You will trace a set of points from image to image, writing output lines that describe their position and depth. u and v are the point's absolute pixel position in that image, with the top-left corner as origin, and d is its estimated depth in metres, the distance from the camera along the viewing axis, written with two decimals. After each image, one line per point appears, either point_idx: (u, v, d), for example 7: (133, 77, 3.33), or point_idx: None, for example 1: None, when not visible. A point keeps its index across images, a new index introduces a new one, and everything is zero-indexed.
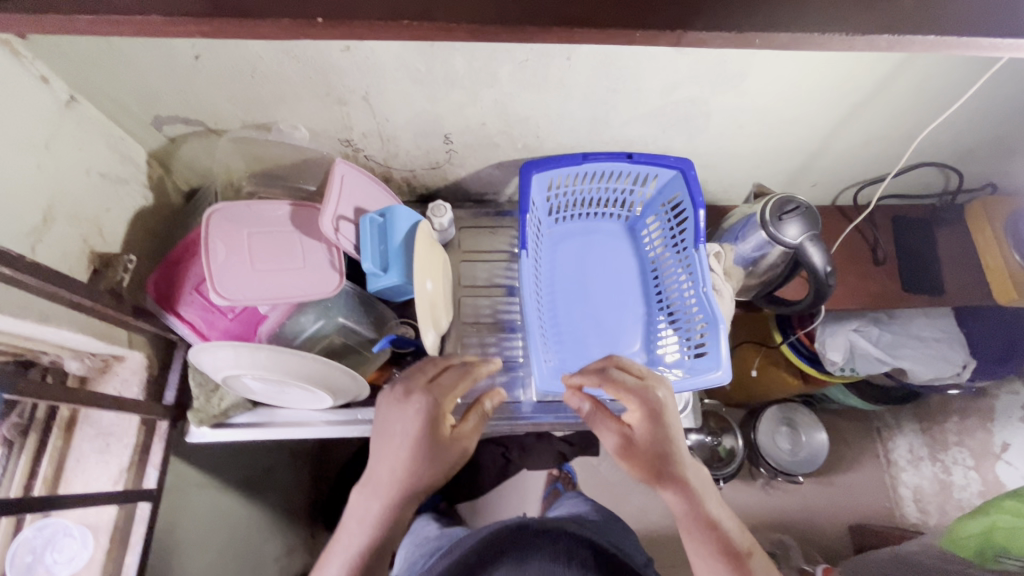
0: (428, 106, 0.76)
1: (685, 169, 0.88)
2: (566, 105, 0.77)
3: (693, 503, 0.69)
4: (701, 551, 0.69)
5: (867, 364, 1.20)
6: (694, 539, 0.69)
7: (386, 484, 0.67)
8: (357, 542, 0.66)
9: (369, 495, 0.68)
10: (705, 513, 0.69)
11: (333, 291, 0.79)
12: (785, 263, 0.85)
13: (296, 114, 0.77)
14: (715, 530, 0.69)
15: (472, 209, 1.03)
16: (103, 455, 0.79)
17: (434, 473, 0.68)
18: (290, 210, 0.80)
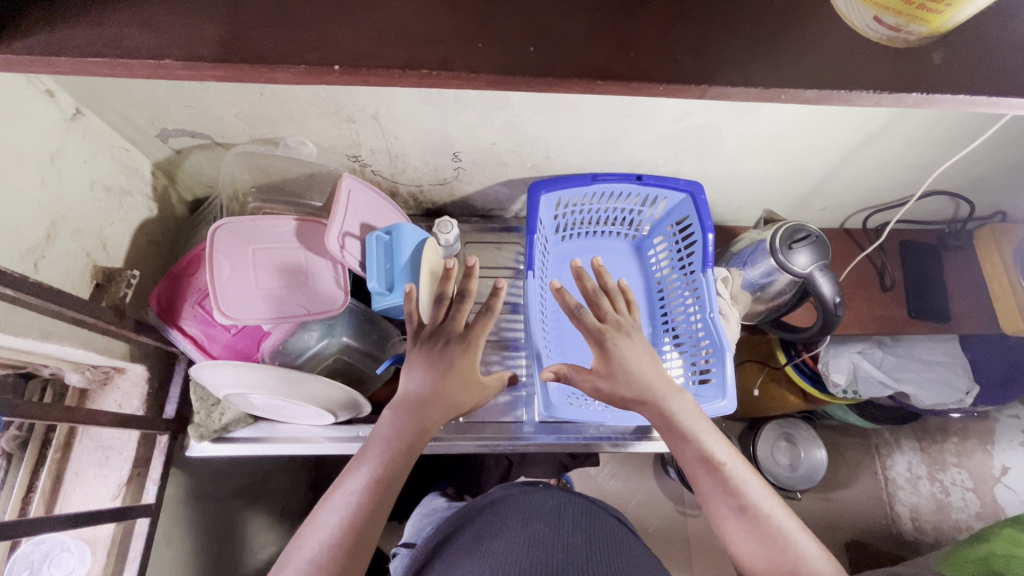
0: (437, 126, 0.75)
1: (695, 193, 0.87)
2: (577, 128, 0.76)
3: (687, 433, 0.69)
4: (704, 477, 0.67)
5: (868, 386, 1.20)
6: (698, 466, 0.68)
7: (421, 396, 0.70)
8: (385, 449, 0.65)
9: (398, 407, 0.69)
10: (691, 441, 0.69)
11: (338, 309, 0.78)
12: (793, 291, 0.85)
13: (304, 130, 0.76)
14: (712, 459, 0.68)
15: (478, 224, 1.03)
16: (102, 469, 0.79)
17: (459, 394, 0.73)
18: (297, 225, 0.79)
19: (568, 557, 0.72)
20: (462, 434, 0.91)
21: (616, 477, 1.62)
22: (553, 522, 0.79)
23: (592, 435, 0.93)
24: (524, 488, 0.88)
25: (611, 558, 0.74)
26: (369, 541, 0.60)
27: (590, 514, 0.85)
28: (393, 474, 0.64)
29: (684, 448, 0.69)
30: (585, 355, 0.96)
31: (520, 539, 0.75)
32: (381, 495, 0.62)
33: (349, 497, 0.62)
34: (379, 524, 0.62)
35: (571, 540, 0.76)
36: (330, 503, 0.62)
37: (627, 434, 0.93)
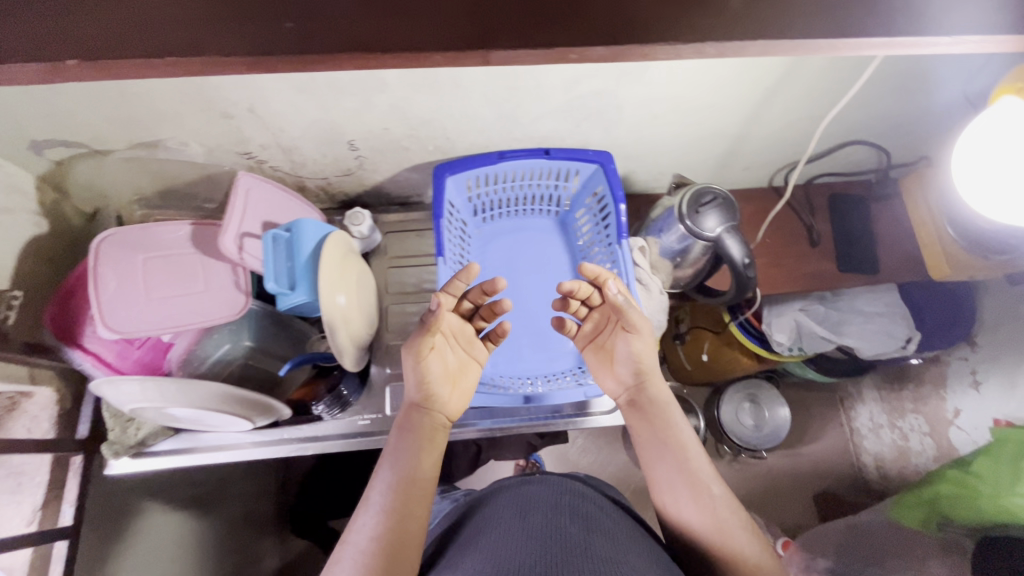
0: (321, 114, 0.73)
1: (605, 163, 0.85)
2: (466, 105, 0.74)
3: (656, 417, 0.76)
4: (661, 464, 0.74)
5: (813, 342, 1.19)
6: (658, 450, 0.75)
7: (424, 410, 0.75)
8: (401, 453, 0.71)
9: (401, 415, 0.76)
10: (668, 444, 0.74)
11: (240, 312, 0.76)
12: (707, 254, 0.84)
13: (183, 130, 0.73)
14: (678, 447, 0.74)
15: (398, 212, 1.00)
16: (14, 495, 0.73)
17: (455, 405, 0.78)
18: (192, 229, 0.77)
19: (570, 544, 0.71)
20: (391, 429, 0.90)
21: (584, 452, 1.64)
22: (550, 512, 0.78)
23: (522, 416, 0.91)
24: (519, 482, 0.86)
25: (613, 541, 0.74)
26: (409, 536, 0.65)
27: (591, 500, 0.84)
28: (414, 475, 0.70)
29: (647, 432, 0.76)
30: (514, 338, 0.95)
31: (518, 531, 0.74)
32: (407, 495, 0.68)
33: (375, 506, 0.67)
34: (413, 523, 0.66)
35: (572, 526, 0.75)
36: (363, 515, 0.67)
37: (559, 413, 0.92)
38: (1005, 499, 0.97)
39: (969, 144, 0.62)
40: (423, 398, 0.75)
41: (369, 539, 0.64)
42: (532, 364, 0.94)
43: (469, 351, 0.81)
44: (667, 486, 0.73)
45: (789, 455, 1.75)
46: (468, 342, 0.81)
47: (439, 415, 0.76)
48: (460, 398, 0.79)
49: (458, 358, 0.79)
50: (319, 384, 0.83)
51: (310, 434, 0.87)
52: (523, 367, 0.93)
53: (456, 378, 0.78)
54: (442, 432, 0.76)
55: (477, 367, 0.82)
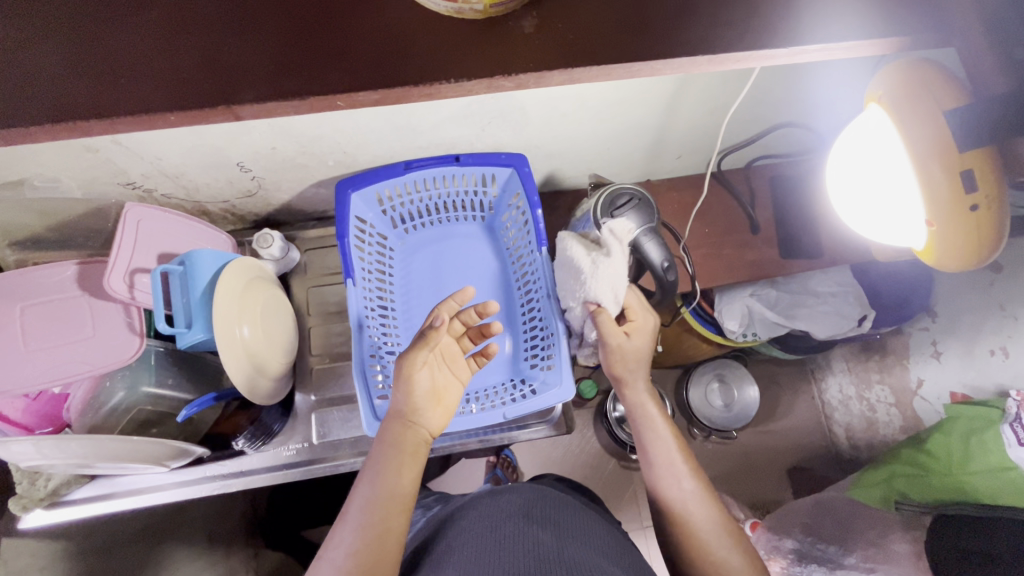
0: (195, 141, 0.67)
1: (518, 167, 0.80)
2: (354, 121, 0.68)
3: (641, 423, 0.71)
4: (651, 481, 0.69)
5: (765, 328, 1.17)
6: (651, 446, 0.69)
7: (408, 422, 0.68)
8: (380, 467, 0.64)
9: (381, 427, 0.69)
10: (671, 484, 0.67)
11: (134, 356, 0.71)
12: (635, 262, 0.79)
13: (48, 167, 0.67)
14: (662, 455, 0.69)
15: (316, 227, 0.95)
16: None
17: (436, 423, 0.70)
18: (77, 269, 0.72)
19: (549, 548, 0.69)
20: (319, 458, 0.86)
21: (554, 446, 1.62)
22: (523, 522, 0.74)
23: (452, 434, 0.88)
24: (491, 492, 0.83)
25: (589, 547, 0.72)
26: (388, 553, 0.58)
27: (566, 509, 0.82)
28: (395, 491, 0.63)
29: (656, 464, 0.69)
30: None
31: (491, 540, 0.71)
32: (387, 510, 0.61)
33: (353, 522, 0.60)
34: (393, 539, 0.59)
35: (551, 533, 0.73)
36: (339, 532, 0.60)
37: (491, 428, 0.89)
38: (959, 477, 0.90)
39: (842, 151, 0.53)
40: (410, 413, 0.68)
41: (346, 556, 0.57)
42: None
43: (456, 368, 0.74)
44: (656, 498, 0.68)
45: (760, 431, 1.74)
46: (453, 359, 0.74)
47: (422, 430, 0.69)
48: (442, 417, 0.71)
49: (441, 376, 0.72)
50: (241, 416, 0.81)
51: (234, 469, 0.83)
52: None
53: (442, 395, 0.71)
54: (424, 449, 0.69)
55: (460, 386, 0.74)
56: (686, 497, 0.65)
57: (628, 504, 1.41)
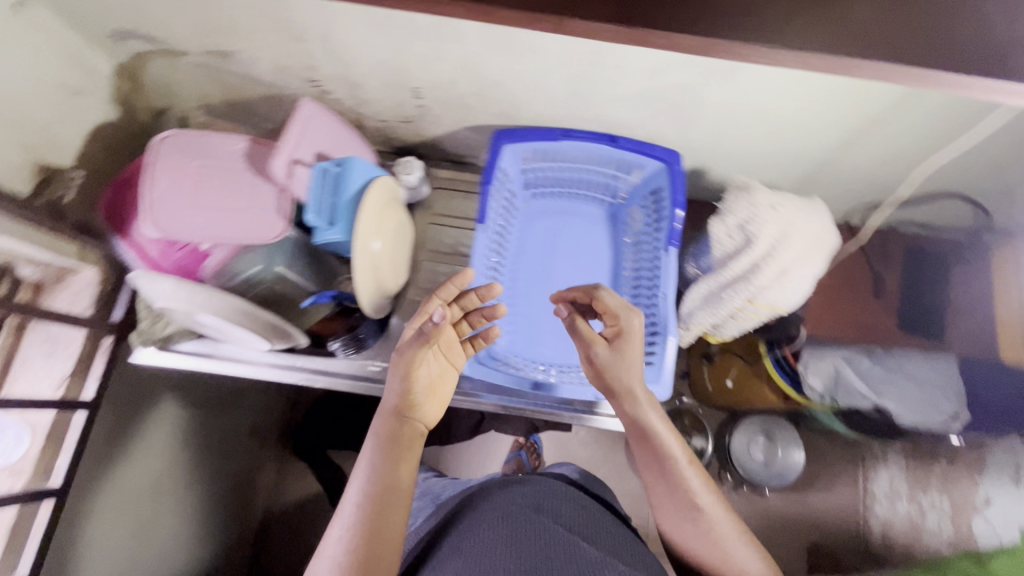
0: (389, 55, 0.71)
1: (671, 163, 0.80)
2: (539, 75, 0.70)
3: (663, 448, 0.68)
4: (669, 498, 0.67)
5: (848, 397, 1.01)
6: (663, 469, 0.68)
7: (404, 407, 0.67)
8: (377, 462, 0.62)
9: (374, 422, 0.67)
10: (684, 499, 0.66)
11: (276, 237, 0.76)
12: (735, 312, 0.74)
13: (255, 45, 0.73)
14: (680, 475, 0.67)
15: (449, 170, 0.98)
16: (49, 358, 0.81)
17: (429, 412, 0.69)
18: (246, 146, 0.78)
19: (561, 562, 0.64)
20: None
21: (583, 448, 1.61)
22: (536, 521, 0.71)
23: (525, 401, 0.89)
24: (501, 484, 0.79)
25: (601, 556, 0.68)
26: (391, 538, 0.58)
27: (577, 515, 0.76)
28: (395, 486, 0.61)
29: (660, 489, 0.68)
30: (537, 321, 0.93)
31: (502, 538, 0.68)
32: (386, 507, 0.59)
33: (348, 515, 0.59)
34: (391, 533, 0.58)
35: (562, 542, 0.68)
36: (334, 528, 0.59)
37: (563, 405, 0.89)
38: None
39: None
40: (404, 398, 0.66)
41: (345, 555, 0.56)
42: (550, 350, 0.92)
43: (451, 357, 0.73)
44: (677, 518, 0.67)
45: (795, 501, 1.51)
46: (452, 346, 0.73)
47: (418, 424, 0.68)
48: (437, 403, 0.70)
49: (438, 364, 0.71)
50: (340, 321, 0.85)
51: (321, 368, 0.88)
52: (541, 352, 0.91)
53: (438, 385, 0.71)
54: (421, 442, 0.67)
55: (454, 373, 0.74)
56: (689, 514, 0.66)
57: (643, 524, 1.38)
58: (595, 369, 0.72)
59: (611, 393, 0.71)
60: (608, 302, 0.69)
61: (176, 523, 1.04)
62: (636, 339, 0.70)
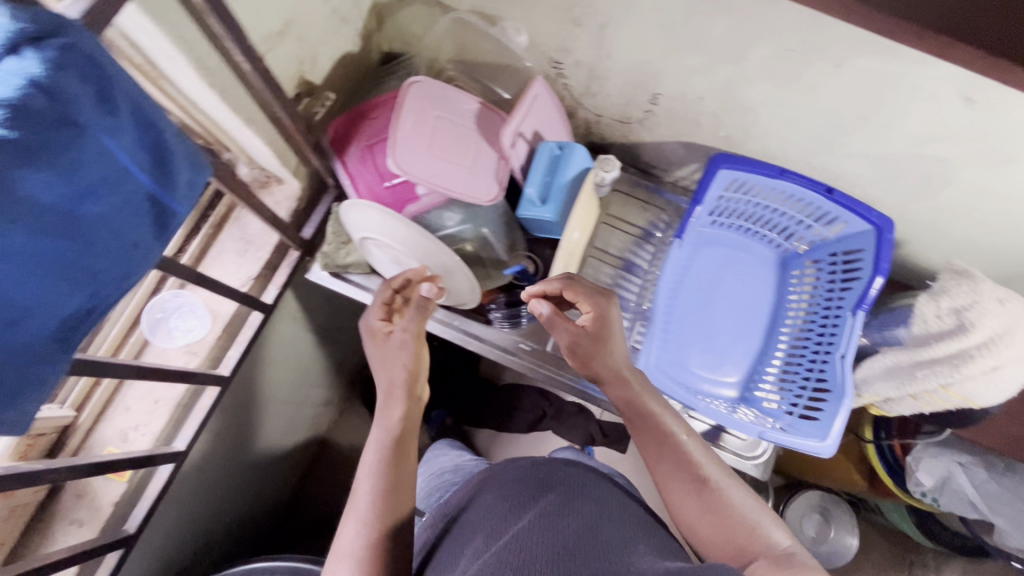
0: (655, 58, 0.72)
1: (884, 230, 0.78)
2: (798, 112, 0.70)
3: (671, 454, 0.62)
4: (686, 496, 0.59)
5: (949, 502, 1.02)
6: (674, 464, 0.61)
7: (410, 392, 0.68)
8: (380, 450, 0.61)
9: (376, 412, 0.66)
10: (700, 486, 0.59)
11: (488, 202, 0.78)
12: (919, 395, 0.74)
13: (526, 18, 0.75)
14: (691, 469, 0.60)
15: (634, 175, 0.99)
16: (241, 256, 0.86)
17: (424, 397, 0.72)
18: (477, 108, 0.81)
19: (575, 532, 0.54)
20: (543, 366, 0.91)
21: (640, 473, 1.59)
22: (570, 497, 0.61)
23: None
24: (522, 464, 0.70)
25: (624, 531, 0.57)
26: (407, 542, 0.58)
27: (590, 488, 0.64)
28: (404, 479, 0.60)
29: (689, 497, 0.59)
30: (687, 344, 0.94)
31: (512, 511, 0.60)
32: (396, 502, 0.58)
33: (360, 516, 0.57)
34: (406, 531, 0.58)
35: (577, 510, 0.58)
36: (344, 532, 0.56)
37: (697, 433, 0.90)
38: None
39: None
40: (409, 367, 0.70)
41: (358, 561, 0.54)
42: (693, 375, 0.93)
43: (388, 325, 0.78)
44: (692, 513, 0.58)
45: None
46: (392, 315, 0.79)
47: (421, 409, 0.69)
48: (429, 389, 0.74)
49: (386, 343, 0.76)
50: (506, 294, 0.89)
51: (474, 331, 0.90)
52: (685, 375, 0.92)
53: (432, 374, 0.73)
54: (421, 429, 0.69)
55: None
56: (686, 491, 0.60)
57: None
58: (581, 351, 0.71)
59: (599, 380, 0.71)
60: (582, 287, 0.70)
61: (271, 424, 1.11)
62: (614, 315, 0.71)
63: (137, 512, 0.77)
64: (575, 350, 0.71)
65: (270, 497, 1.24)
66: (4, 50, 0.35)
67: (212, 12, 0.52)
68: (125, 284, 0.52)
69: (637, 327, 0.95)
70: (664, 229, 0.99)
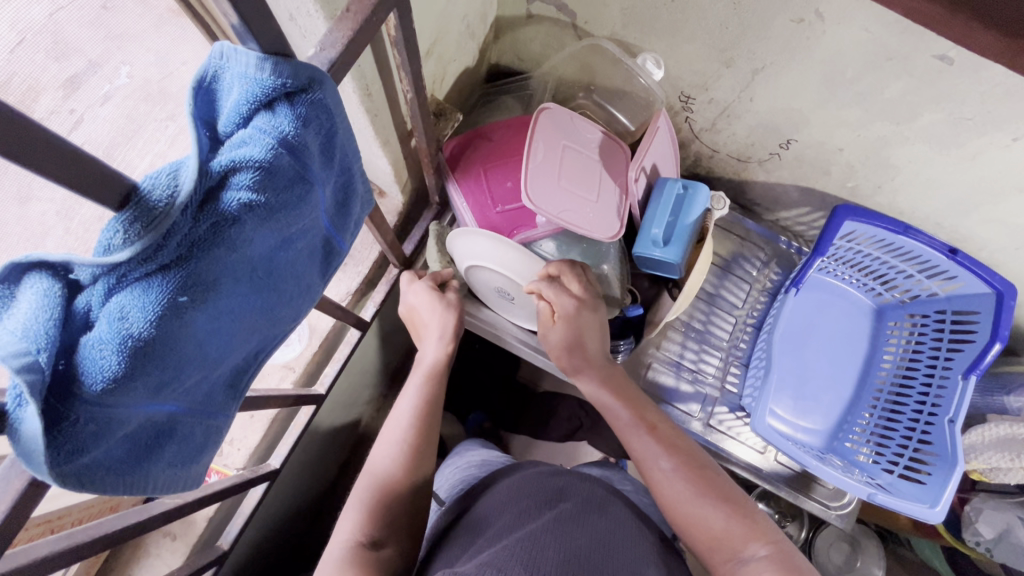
0: (803, 108, 0.69)
1: (1007, 296, 0.76)
2: (947, 176, 0.69)
3: (656, 447, 0.64)
4: (676, 480, 0.60)
5: (1006, 555, 0.94)
6: (655, 453, 0.63)
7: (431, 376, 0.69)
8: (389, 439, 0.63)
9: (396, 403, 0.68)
10: (681, 466, 0.61)
11: (607, 239, 0.75)
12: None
13: (670, 51, 0.72)
14: (677, 457, 0.62)
15: (735, 212, 0.97)
16: (340, 270, 0.83)
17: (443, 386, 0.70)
18: (600, 138, 0.78)
19: (586, 546, 0.51)
20: None
21: None
22: (585, 508, 0.59)
23: (752, 462, 0.90)
24: (543, 470, 0.68)
25: (637, 558, 0.54)
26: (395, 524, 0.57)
27: (603, 505, 0.62)
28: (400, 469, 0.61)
29: (680, 485, 0.60)
30: (779, 390, 0.92)
31: (520, 512, 0.58)
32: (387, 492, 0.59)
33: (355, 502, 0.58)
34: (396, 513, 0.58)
35: (590, 524, 0.56)
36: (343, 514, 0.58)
37: (785, 480, 0.89)
38: None
39: None
40: (430, 376, 0.69)
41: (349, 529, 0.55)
42: (783, 419, 0.91)
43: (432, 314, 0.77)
44: (681, 498, 0.59)
45: None
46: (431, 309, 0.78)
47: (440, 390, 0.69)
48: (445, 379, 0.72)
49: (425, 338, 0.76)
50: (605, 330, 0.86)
51: None
52: (776, 420, 0.91)
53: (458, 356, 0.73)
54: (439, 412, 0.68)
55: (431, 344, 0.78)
56: (673, 480, 0.60)
57: None
58: (557, 350, 0.73)
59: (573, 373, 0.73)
60: (559, 284, 0.71)
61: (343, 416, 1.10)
62: (589, 318, 0.72)
63: (231, 529, 0.76)
64: (554, 348, 0.73)
65: (309, 502, 1.15)
66: (260, 106, 0.32)
67: (396, 41, 0.49)
68: (288, 325, 0.48)
69: (730, 368, 0.94)
70: (761, 267, 0.97)
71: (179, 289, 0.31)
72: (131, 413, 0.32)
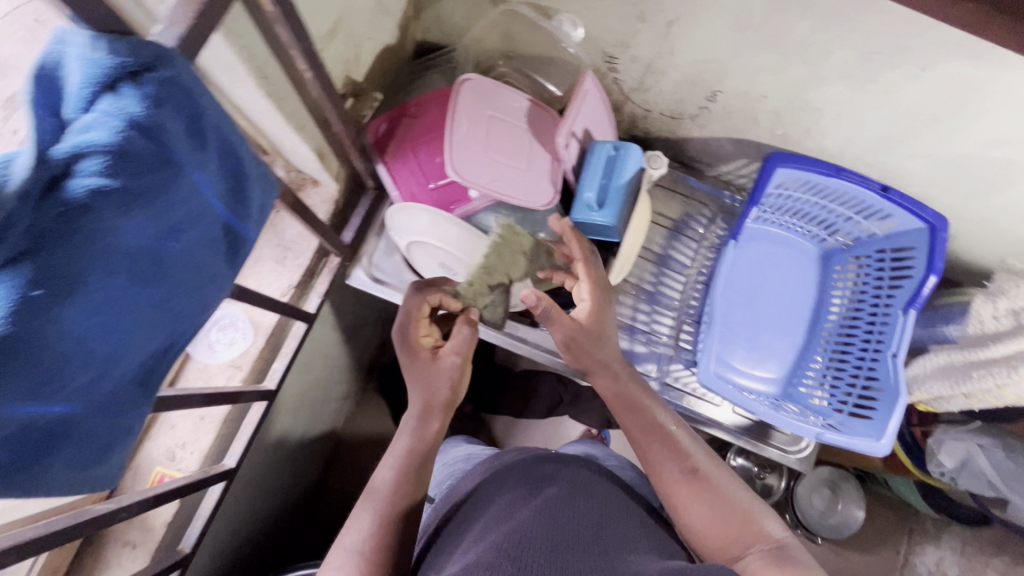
0: (721, 58, 0.69)
1: (939, 229, 0.78)
2: (866, 114, 0.69)
3: (664, 444, 0.62)
4: (685, 477, 0.59)
5: (969, 482, 0.95)
6: (662, 451, 0.62)
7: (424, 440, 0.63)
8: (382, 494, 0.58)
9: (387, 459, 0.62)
10: (691, 466, 0.60)
11: (542, 207, 0.76)
12: (969, 394, 0.75)
13: (585, 11, 0.71)
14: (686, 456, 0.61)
15: (676, 170, 0.98)
16: (279, 264, 0.81)
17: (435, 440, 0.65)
18: (528, 106, 0.77)
19: (578, 529, 0.51)
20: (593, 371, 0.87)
21: None
22: (575, 491, 0.58)
23: (711, 416, 0.91)
24: (535, 458, 0.66)
25: (632, 531, 0.54)
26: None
27: (590, 483, 0.61)
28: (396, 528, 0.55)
29: (686, 486, 0.59)
30: (732, 343, 0.93)
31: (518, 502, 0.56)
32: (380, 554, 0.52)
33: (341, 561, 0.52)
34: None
35: (580, 505, 0.56)
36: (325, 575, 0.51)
37: (744, 431, 0.90)
38: None
39: None
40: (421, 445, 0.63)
41: None
42: (738, 371, 0.93)
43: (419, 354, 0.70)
44: (684, 495, 0.58)
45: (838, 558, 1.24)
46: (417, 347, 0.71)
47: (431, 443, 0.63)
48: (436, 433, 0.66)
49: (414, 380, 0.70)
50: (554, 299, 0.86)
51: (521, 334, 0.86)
52: (729, 372, 0.92)
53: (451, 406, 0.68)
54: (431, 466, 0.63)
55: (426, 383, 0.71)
56: (681, 481, 0.59)
57: None
58: (580, 342, 0.70)
59: (589, 374, 0.71)
60: (589, 269, 0.71)
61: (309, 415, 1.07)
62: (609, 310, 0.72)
63: (192, 531, 0.75)
64: (576, 344, 0.70)
65: (287, 500, 1.13)
66: (103, 88, 0.31)
67: (278, 18, 0.47)
68: (200, 318, 0.47)
69: (682, 325, 0.95)
70: (707, 224, 0.97)
71: (31, 282, 0.30)
72: (5, 412, 0.32)
